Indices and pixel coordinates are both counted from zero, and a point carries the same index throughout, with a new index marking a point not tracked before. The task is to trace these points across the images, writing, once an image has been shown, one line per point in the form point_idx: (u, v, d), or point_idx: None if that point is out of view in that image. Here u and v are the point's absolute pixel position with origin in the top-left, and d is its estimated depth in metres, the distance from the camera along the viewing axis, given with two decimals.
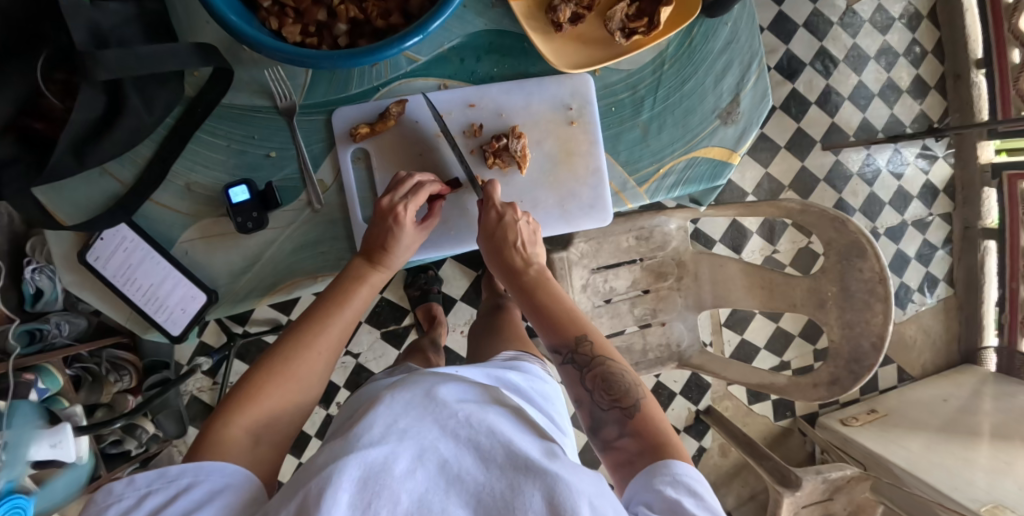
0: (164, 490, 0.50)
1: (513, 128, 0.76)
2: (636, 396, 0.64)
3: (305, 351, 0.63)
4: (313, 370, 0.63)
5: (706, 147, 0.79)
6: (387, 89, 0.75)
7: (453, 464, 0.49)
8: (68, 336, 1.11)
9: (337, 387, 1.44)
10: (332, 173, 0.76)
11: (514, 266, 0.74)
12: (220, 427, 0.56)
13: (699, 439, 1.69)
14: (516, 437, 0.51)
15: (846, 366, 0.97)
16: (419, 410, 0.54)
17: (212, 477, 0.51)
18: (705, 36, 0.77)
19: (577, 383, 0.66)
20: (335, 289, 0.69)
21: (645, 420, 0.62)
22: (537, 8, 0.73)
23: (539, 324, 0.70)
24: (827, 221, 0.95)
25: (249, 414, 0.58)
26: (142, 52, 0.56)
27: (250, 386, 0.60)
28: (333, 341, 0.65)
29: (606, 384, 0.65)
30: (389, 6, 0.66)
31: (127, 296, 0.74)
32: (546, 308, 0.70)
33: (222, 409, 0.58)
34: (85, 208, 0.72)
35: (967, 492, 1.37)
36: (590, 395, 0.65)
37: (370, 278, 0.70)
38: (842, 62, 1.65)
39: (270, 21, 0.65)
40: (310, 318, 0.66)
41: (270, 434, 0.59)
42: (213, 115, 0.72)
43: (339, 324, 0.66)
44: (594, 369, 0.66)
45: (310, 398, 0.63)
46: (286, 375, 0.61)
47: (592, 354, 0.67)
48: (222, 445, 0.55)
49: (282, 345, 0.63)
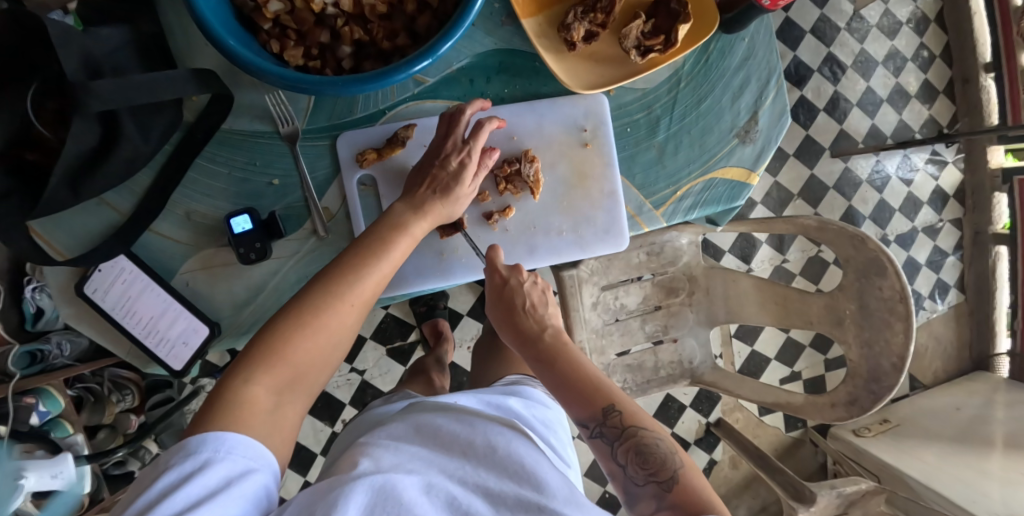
0: (181, 467, 0.46)
1: (525, 151, 0.74)
2: (674, 467, 0.60)
3: (339, 304, 0.59)
4: (345, 326, 0.59)
5: (724, 167, 0.76)
6: (393, 112, 0.73)
7: (462, 503, 0.47)
8: (69, 356, 1.05)
9: (342, 404, 1.41)
10: (337, 199, 0.73)
11: (529, 336, 0.71)
12: (241, 385, 0.53)
13: (709, 452, 1.66)
14: (529, 477, 0.49)
15: (865, 385, 0.95)
16: (424, 457, 0.52)
17: (232, 456, 0.48)
18: (721, 53, 0.74)
19: (609, 458, 0.63)
20: (372, 236, 0.65)
21: (683, 491, 0.58)
22: (548, 26, 0.70)
23: (564, 400, 0.66)
24: (845, 238, 0.92)
25: (272, 373, 0.54)
26: (135, 79, 0.55)
27: (271, 339, 0.55)
28: (367, 295, 0.61)
29: (641, 457, 0.61)
30: (395, 28, 0.64)
31: (127, 330, 0.71)
32: (568, 380, 0.67)
33: (244, 363, 0.54)
34: (82, 240, 0.70)
35: (983, 505, 1.34)
36: (624, 470, 0.62)
37: (410, 229, 0.66)
38: (850, 68, 1.62)
39: (271, 44, 0.63)
40: (340, 269, 0.60)
41: (295, 392, 0.56)
42: (214, 141, 0.70)
43: (377, 275, 0.62)
44: (626, 442, 0.62)
45: (338, 353, 0.59)
46: (316, 327, 0.57)
47: (622, 423, 0.63)
48: (246, 406, 0.51)
49: (308, 297, 0.58)
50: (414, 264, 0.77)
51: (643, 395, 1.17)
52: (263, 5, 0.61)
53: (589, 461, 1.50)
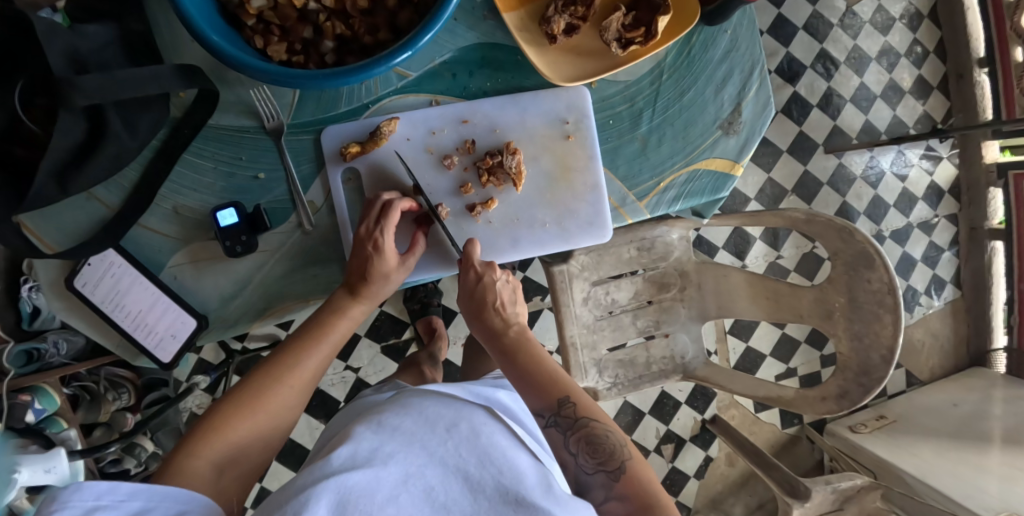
0: (116, 510, 0.45)
1: (508, 144, 0.75)
2: (624, 458, 0.61)
3: (282, 385, 0.63)
4: (287, 404, 0.63)
5: (707, 159, 0.76)
6: (377, 106, 0.73)
7: (440, 493, 0.48)
8: (65, 355, 1.05)
9: (337, 402, 1.41)
10: (322, 193, 0.74)
11: (493, 330, 0.71)
12: (185, 459, 0.55)
13: (705, 449, 1.65)
14: (508, 468, 0.50)
15: (855, 378, 0.95)
16: (407, 435, 0.51)
17: (166, 503, 0.48)
18: (704, 45, 0.75)
19: (562, 449, 0.63)
20: (313, 320, 0.68)
21: (630, 481, 0.60)
22: (530, 20, 0.71)
23: (522, 390, 0.67)
24: (833, 231, 0.93)
25: (216, 444, 0.57)
26: (121, 75, 0.55)
27: (218, 417, 0.59)
28: (305, 381, 0.65)
29: (592, 447, 0.62)
30: (377, 22, 0.64)
31: (116, 322, 0.72)
32: (528, 372, 0.67)
33: (187, 439, 0.57)
34: (71, 234, 0.71)
35: (979, 501, 1.34)
36: (575, 460, 0.62)
37: (352, 312, 0.70)
38: (843, 64, 1.63)
39: (255, 40, 0.64)
40: (287, 350, 0.65)
41: (235, 471, 0.57)
42: (201, 136, 0.70)
43: (318, 354, 0.66)
44: (578, 432, 0.63)
45: (278, 436, 0.63)
46: (259, 406, 0.61)
47: (575, 414, 0.64)
48: (189, 474, 0.53)
49: (255, 381, 0.62)
50: (425, 251, 0.77)
51: (636, 391, 1.17)
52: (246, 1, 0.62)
53: None
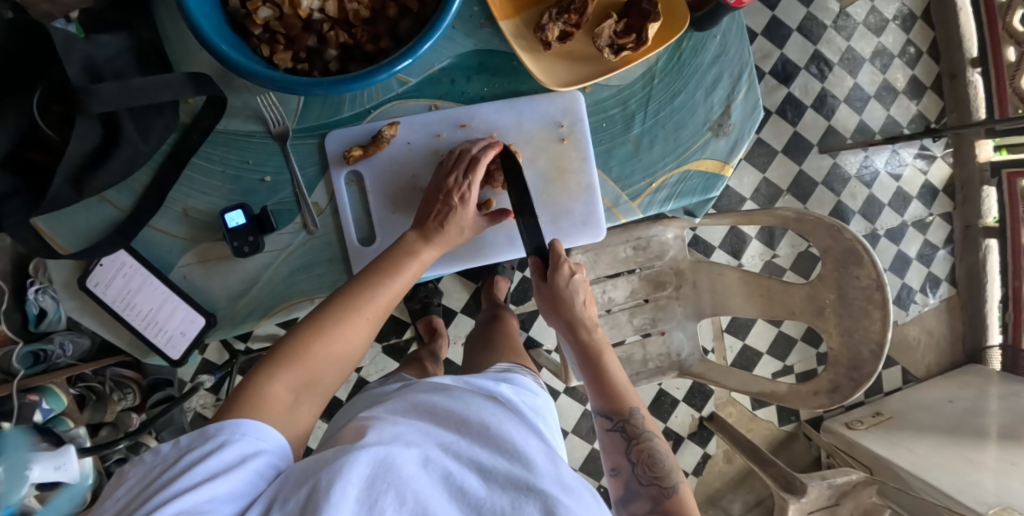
0: (201, 448, 0.50)
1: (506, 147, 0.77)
2: (676, 479, 0.71)
3: (356, 317, 0.64)
4: (361, 336, 0.65)
5: (698, 160, 0.79)
6: (378, 111, 0.76)
7: (456, 477, 0.50)
8: (71, 356, 1.09)
9: (339, 401, 1.44)
10: (326, 195, 0.76)
11: (579, 325, 0.78)
12: (265, 380, 0.57)
13: (703, 446, 1.68)
14: (521, 454, 0.52)
15: (846, 373, 0.97)
16: (422, 431, 0.55)
17: (247, 438, 0.51)
18: (694, 50, 0.77)
19: (622, 454, 0.74)
20: (384, 260, 0.70)
21: (678, 502, 0.69)
22: (525, 27, 0.73)
23: (596, 392, 0.76)
24: (823, 229, 0.95)
25: (293, 372, 0.59)
26: (134, 83, 0.58)
27: (296, 343, 0.61)
28: (378, 313, 0.67)
29: (650, 462, 0.73)
30: (379, 31, 0.67)
31: (128, 320, 0.75)
32: (603, 376, 0.77)
33: (269, 362, 0.59)
34: (84, 236, 0.73)
35: (974, 495, 1.35)
36: (632, 468, 0.73)
37: (421, 255, 0.72)
38: (837, 66, 1.65)
39: (261, 48, 0.66)
40: (357, 285, 0.67)
41: (312, 394, 0.60)
42: (209, 141, 0.73)
43: (389, 292, 0.68)
44: (640, 444, 0.74)
45: (351, 364, 0.64)
46: (336, 335, 0.63)
47: (639, 429, 0.74)
48: (269, 400, 0.56)
49: (333, 311, 0.64)
50: None
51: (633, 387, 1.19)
52: (253, 12, 0.64)
53: (583, 455, 1.53)
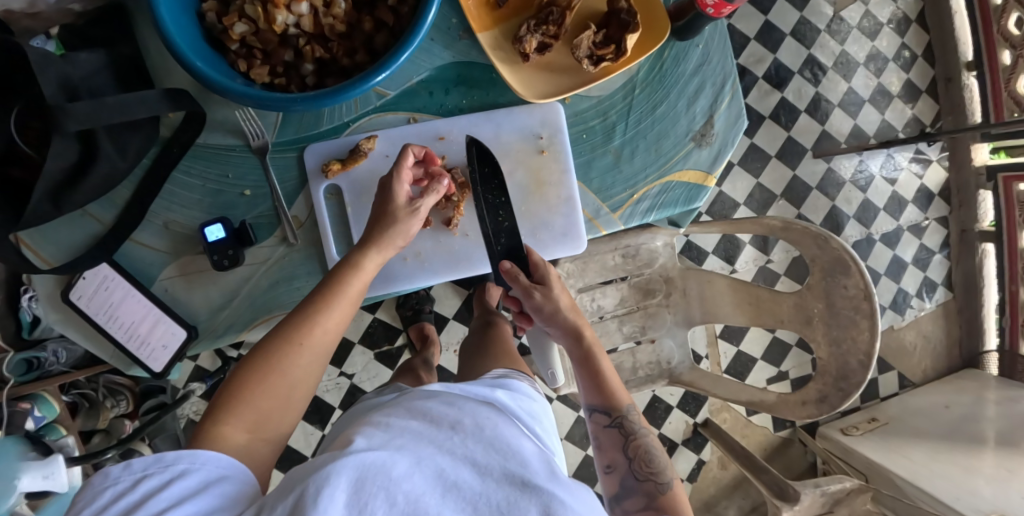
0: (160, 475, 0.48)
1: (489, 161, 0.78)
2: (670, 476, 0.71)
3: (298, 344, 0.62)
4: (308, 362, 0.62)
5: (681, 170, 0.79)
6: (357, 125, 0.76)
7: (450, 474, 0.50)
8: (65, 362, 1.08)
9: (332, 408, 1.44)
10: (306, 208, 0.76)
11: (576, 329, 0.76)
12: (213, 426, 0.55)
13: (697, 452, 1.67)
14: (513, 455, 0.52)
15: (834, 383, 0.96)
16: (415, 432, 0.54)
17: (208, 467, 0.50)
18: (675, 59, 0.77)
19: (616, 450, 0.73)
20: (329, 279, 0.68)
21: (672, 500, 0.68)
22: (504, 39, 0.73)
23: (588, 389, 0.75)
24: (810, 238, 0.95)
25: (241, 412, 0.57)
26: (109, 100, 0.58)
27: (241, 382, 0.59)
28: (324, 334, 0.64)
29: (646, 458, 0.72)
30: (355, 45, 0.67)
31: (111, 333, 0.75)
32: (598, 373, 0.75)
33: (216, 407, 0.57)
34: (66, 250, 0.73)
35: (969, 502, 1.34)
36: (629, 464, 0.71)
37: (365, 267, 0.69)
38: (830, 70, 1.64)
39: (238, 63, 0.66)
40: (303, 311, 0.64)
41: (265, 430, 0.58)
42: (189, 155, 0.73)
43: (332, 311, 0.65)
44: (635, 442, 0.73)
45: (305, 391, 0.62)
46: (281, 367, 0.60)
47: (634, 426, 0.74)
48: (217, 442, 0.54)
49: (277, 341, 0.62)
50: (407, 263, 0.80)
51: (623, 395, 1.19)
52: (229, 28, 0.64)
53: (577, 462, 1.52)
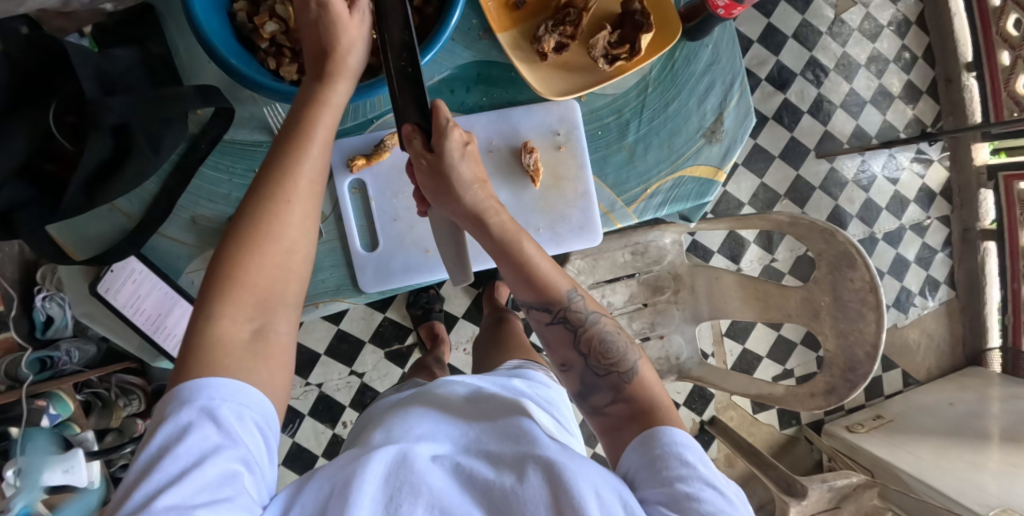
0: (174, 423, 0.46)
1: (525, 143, 0.80)
2: (633, 359, 0.63)
3: (271, 213, 0.54)
4: (284, 223, 0.54)
5: (692, 166, 0.81)
6: (381, 121, 0.78)
7: (467, 466, 0.52)
8: (77, 362, 1.11)
9: (343, 407, 1.46)
10: (330, 203, 0.79)
11: (472, 208, 0.66)
12: (207, 321, 0.50)
13: (704, 450, 1.69)
14: (525, 433, 0.54)
15: (842, 375, 0.98)
16: (435, 427, 0.58)
17: (221, 403, 0.47)
18: (687, 59, 0.79)
19: (570, 346, 0.65)
20: (288, 130, 0.58)
21: (639, 386, 0.61)
22: (522, 39, 0.75)
23: (521, 284, 0.65)
24: (816, 232, 0.97)
25: (230, 297, 0.51)
26: (150, 99, 0.64)
27: (224, 268, 0.52)
28: (301, 188, 0.56)
29: (603, 347, 0.64)
30: (381, 45, 0.70)
31: (138, 325, 0.78)
32: (525, 266, 0.65)
33: (201, 302, 0.51)
34: (96, 243, 0.75)
35: (976, 497, 1.35)
36: (585, 359, 0.64)
37: (326, 97, 0.60)
38: (832, 71, 1.67)
39: (268, 61, 0.69)
40: (271, 174, 0.55)
41: (268, 312, 0.52)
42: (216, 151, 0.75)
43: (301, 163, 0.56)
44: (588, 332, 0.64)
45: (291, 256, 0.55)
46: (255, 238, 0.53)
47: (583, 313, 0.65)
48: (215, 339, 0.49)
49: (245, 211, 0.54)
50: (428, 256, 0.82)
51: None
52: (260, 27, 0.67)
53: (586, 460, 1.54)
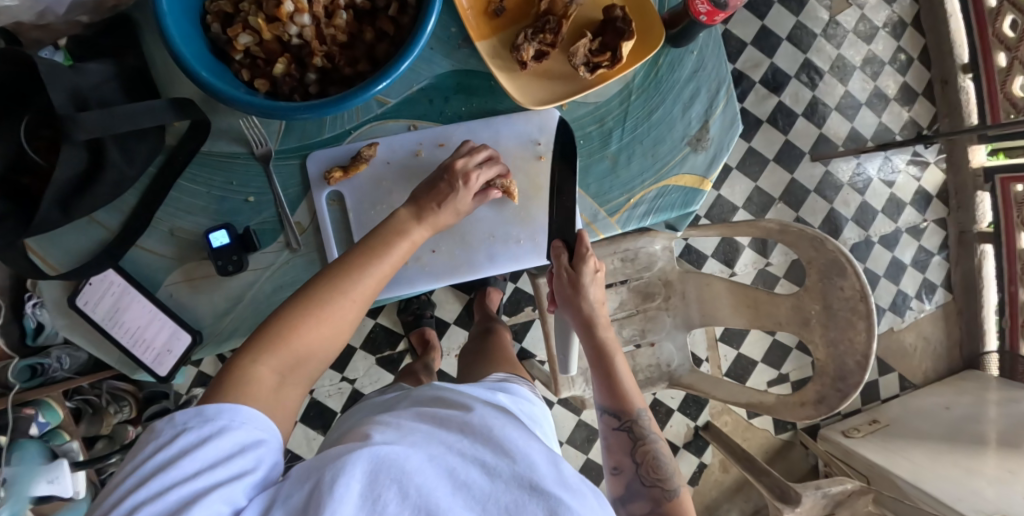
0: (198, 428, 0.48)
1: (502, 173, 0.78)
2: (677, 483, 0.71)
3: (342, 299, 0.60)
4: (347, 319, 0.61)
5: (677, 175, 0.80)
6: (359, 132, 0.78)
7: (460, 473, 0.50)
8: (69, 368, 1.06)
9: (334, 413, 1.45)
10: (309, 215, 0.78)
11: (590, 321, 0.78)
12: (247, 364, 0.54)
13: (699, 455, 1.68)
14: (522, 452, 0.52)
15: (833, 384, 0.97)
16: (426, 431, 0.55)
17: (240, 425, 0.50)
18: (671, 66, 0.78)
19: (625, 453, 0.73)
20: (376, 239, 0.66)
21: (678, 505, 0.69)
22: (502, 47, 0.75)
23: (602, 388, 0.75)
24: (806, 240, 0.96)
25: (278, 354, 0.56)
26: (119, 110, 0.60)
27: (282, 327, 0.57)
28: (368, 290, 0.62)
29: (653, 464, 0.72)
30: (357, 56, 0.69)
31: (117, 338, 0.76)
32: (610, 374, 0.75)
33: (252, 346, 0.56)
34: (74, 256, 0.75)
35: (971, 504, 1.34)
36: (636, 468, 0.72)
37: (411, 233, 0.68)
38: (827, 73, 1.66)
39: (242, 73, 0.68)
40: (356, 261, 0.63)
41: (294, 376, 0.57)
42: (194, 163, 0.75)
43: (377, 274, 0.63)
44: (643, 447, 0.73)
45: (338, 343, 0.60)
46: (321, 318, 0.59)
47: (645, 430, 0.74)
48: (250, 383, 0.53)
49: (319, 286, 0.60)
50: (408, 267, 0.81)
51: None
52: (233, 38, 0.66)
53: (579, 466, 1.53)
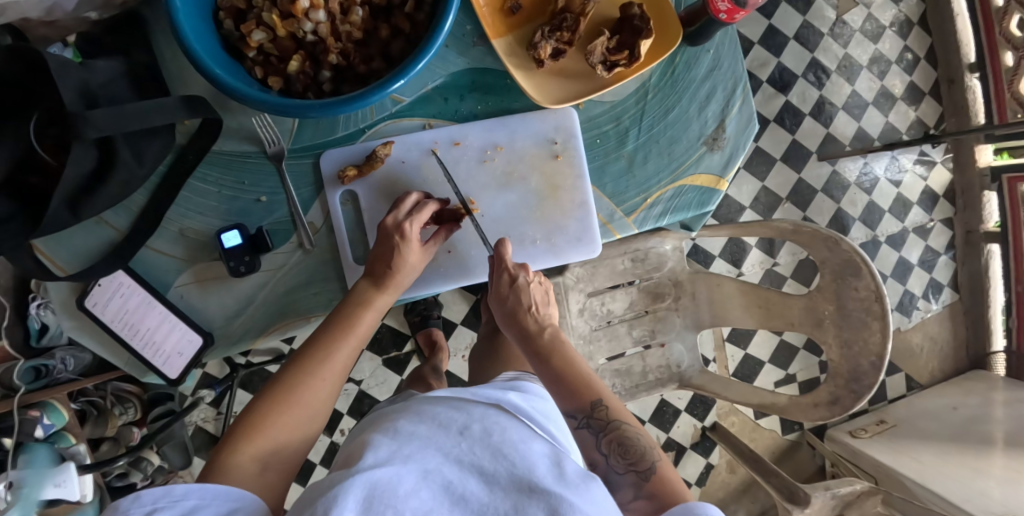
0: (170, 508, 0.50)
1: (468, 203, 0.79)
2: (654, 459, 0.65)
3: (311, 380, 0.64)
4: (320, 398, 0.64)
5: (693, 175, 0.79)
6: (373, 131, 0.77)
7: (457, 486, 0.50)
8: (73, 370, 1.05)
9: (340, 415, 1.44)
10: (322, 214, 0.77)
11: (528, 332, 0.75)
12: (226, 456, 0.57)
13: (706, 456, 1.67)
14: (521, 457, 0.51)
15: (846, 385, 0.96)
16: (423, 438, 0.55)
17: (214, 501, 0.52)
18: (688, 65, 0.77)
19: (593, 449, 0.68)
20: (340, 316, 0.69)
21: (660, 483, 0.63)
22: (517, 45, 0.74)
23: (556, 391, 0.71)
24: (819, 241, 0.95)
25: (255, 442, 0.59)
26: (129, 108, 0.59)
27: (255, 415, 0.61)
28: (337, 369, 0.66)
29: (623, 449, 0.66)
30: (372, 53, 0.68)
31: (126, 340, 0.75)
32: (559, 374, 0.71)
33: (227, 438, 0.59)
34: (83, 257, 0.74)
35: (981, 504, 1.33)
36: (606, 459, 0.66)
37: (377, 303, 0.71)
38: (834, 73, 1.65)
39: (256, 70, 0.67)
40: (320, 344, 0.67)
41: (277, 460, 0.59)
42: (204, 162, 0.73)
43: (346, 348, 0.67)
44: (610, 434, 0.67)
45: (313, 425, 0.64)
46: (294, 403, 0.62)
47: (609, 416, 0.68)
48: (232, 471, 0.56)
49: (291, 371, 0.64)
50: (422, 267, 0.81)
51: (633, 399, 1.19)
52: (247, 35, 0.65)
53: None
